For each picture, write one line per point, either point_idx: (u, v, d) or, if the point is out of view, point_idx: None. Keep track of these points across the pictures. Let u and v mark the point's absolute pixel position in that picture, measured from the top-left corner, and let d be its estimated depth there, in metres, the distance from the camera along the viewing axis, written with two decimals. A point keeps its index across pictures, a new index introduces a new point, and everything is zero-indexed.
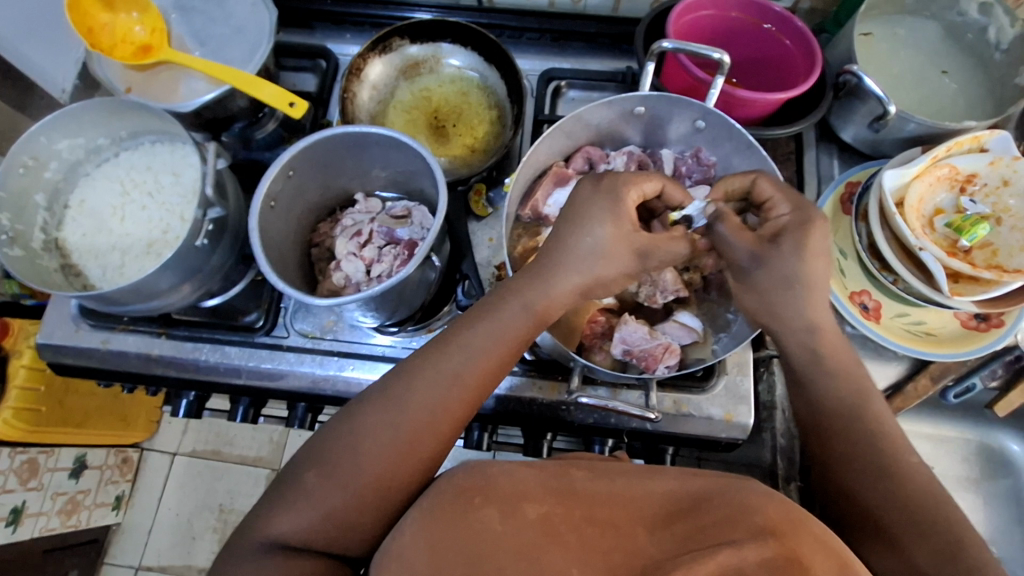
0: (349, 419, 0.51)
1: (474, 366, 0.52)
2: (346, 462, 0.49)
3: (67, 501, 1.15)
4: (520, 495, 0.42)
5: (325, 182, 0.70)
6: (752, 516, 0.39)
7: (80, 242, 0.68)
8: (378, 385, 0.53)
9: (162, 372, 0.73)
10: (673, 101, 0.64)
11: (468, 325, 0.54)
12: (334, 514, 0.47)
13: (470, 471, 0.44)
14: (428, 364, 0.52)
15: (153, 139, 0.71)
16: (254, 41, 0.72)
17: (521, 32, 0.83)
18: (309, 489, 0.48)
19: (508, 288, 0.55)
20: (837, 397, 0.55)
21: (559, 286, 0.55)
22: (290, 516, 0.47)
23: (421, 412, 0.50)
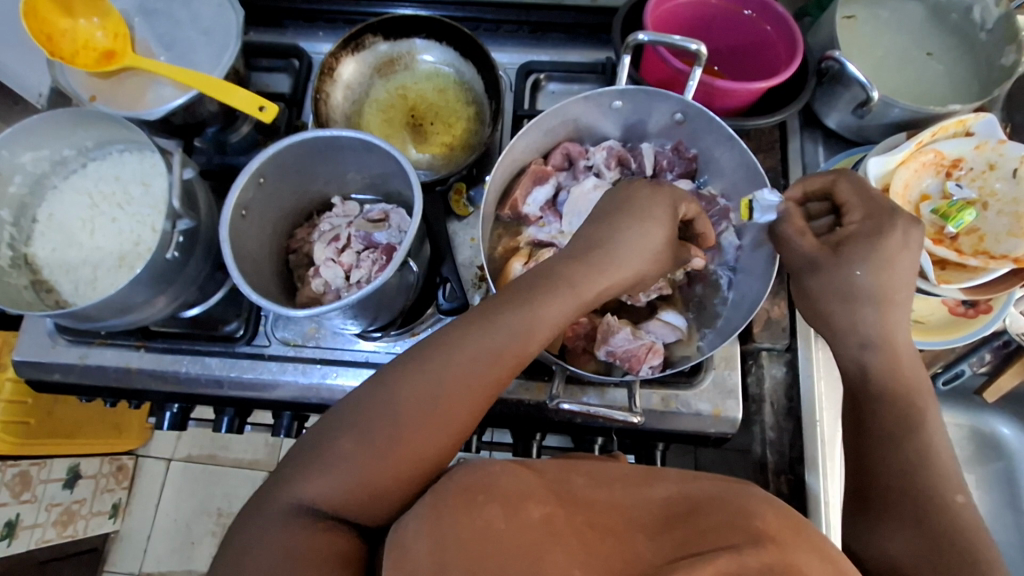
0: (391, 382, 0.45)
1: (520, 338, 0.48)
2: (381, 427, 0.43)
3: (62, 512, 1.14)
4: (523, 495, 0.39)
5: (301, 186, 0.69)
6: (752, 520, 0.38)
7: (51, 257, 0.66)
8: (418, 350, 0.47)
9: (142, 385, 0.72)
10: (651, 94, 0.62)
11: (516, 305, 0.49)
12: (371, 482, 0.42)
13: (471, 469, 0.41)
14: (473, 337, 0.47)
15: (121, 148, 0.70)
16: (220, 44, 0.70)
17: (497, 24, 0.81)
18: (333, 457, 0.43)
19: (552, 274, 0.51)
20: (886, 368, 0.53)
21: (618, 274, 0.52)
22: (316, 483, 0.42)
23: (462, 383, 0.46)
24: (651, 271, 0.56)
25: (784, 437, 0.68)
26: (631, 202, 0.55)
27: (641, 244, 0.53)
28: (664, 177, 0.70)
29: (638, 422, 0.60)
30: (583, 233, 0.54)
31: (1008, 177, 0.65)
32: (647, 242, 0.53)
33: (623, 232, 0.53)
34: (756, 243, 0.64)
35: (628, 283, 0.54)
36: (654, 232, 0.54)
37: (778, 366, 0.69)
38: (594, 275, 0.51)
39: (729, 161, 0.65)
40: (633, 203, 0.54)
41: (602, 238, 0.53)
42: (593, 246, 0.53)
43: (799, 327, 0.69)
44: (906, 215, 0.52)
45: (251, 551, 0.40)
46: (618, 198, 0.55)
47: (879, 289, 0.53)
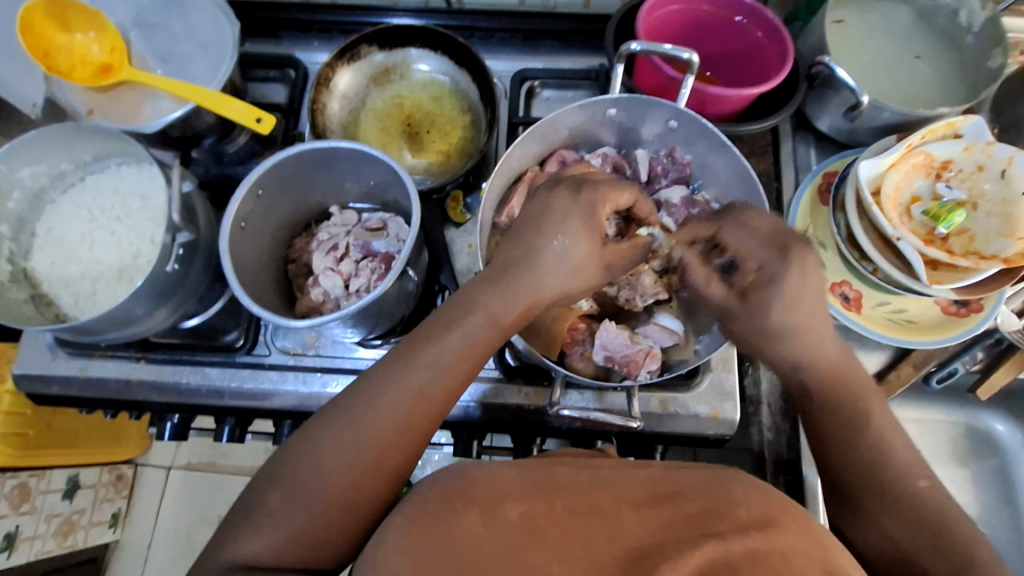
0: (308, 438, 0.47)
1: (435, 376, 0.48)
2: (306, 478, 0.45)
3: (62, 523, 1.13)
4: (501, 496, 0.39)
5: (299, 197, 0.69)
6: (734, 509, 0.39)
7: (50, 271, 0.67)
8: (336, 400, 0.48)
9: (144, 396, 0.72)
10: (643, 102, 0.63)
11: (432, 336, 0.50)
12: (304, 534, 0.44)
13: (454, 475, 0.41)
14: (386, 377, 0.48)
15: (119, 162, 0.70)
16: (218, 57, 0.71)
17: (491, 32, 0.82)
18: (272, 509, 0.44)
19: (462, 300, 0.51)
20: (819, 378, 0.53)
21: (555, 273, 0.52)
22: (254, 541, 0.43)
23: (385, 424, 0.46)
24: (573, 290, 0.54)
25: (781, 437, 0.70)
26: (547, 217, 0.53)
27: (556, 260, 0.52)
28: (658, 184, 0.71)
29: (637, 426, 0.60)
30: (501, 254, 0.54)
31: (996, 178, 0.66)
32: (558, 264, 0.52)
33: (542, 254, 0.52)
34: None
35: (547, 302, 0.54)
36: (572, 250, 0.52)
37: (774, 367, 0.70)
38: (512, 298, 0.51)
39: (722, 166, 0.66)
40: (554, 213, 0.53)
41: (516, 258, 0.52)
42: (509, 267, 0.52)
43: None
44: (799, 238, 0.51)
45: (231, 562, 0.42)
46: (537, 212, 0.54)
47: (794, 324, 0.51)
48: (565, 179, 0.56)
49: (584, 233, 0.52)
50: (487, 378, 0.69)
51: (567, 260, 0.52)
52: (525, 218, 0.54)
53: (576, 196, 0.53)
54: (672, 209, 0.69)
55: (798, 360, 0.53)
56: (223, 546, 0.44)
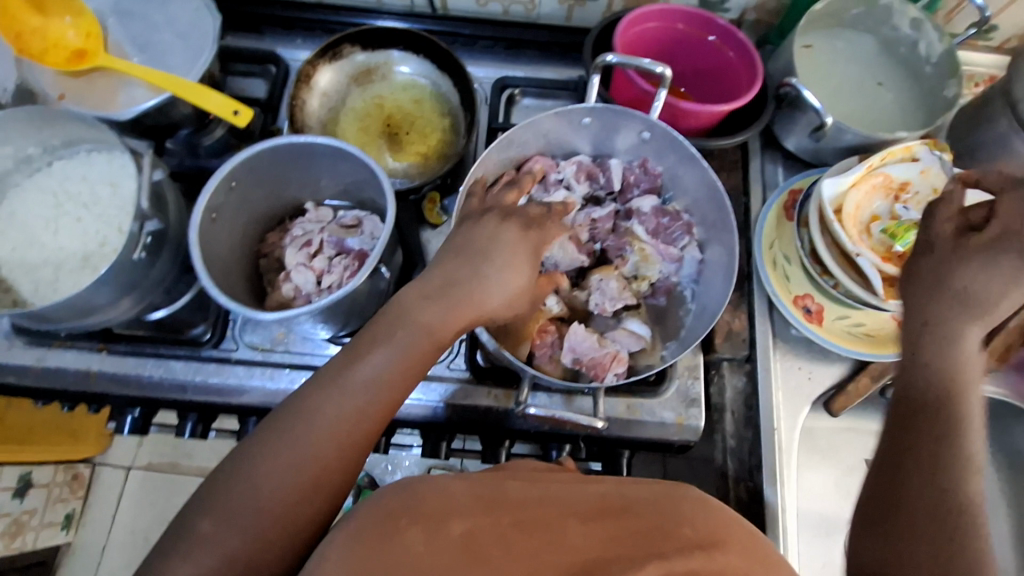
0: (243, 458, 0.45)
1: (379, 384, 0.49)
2: (243, 500, 0.44)
3: None
4: (446, 513, 0.40)
5: (273, 192, 0.69)
6: (680, 528, 0.40)
7: (10, 257, 0.65)
8: (269, 419, 0.47)
9: (103, 389, 0.70)
10: (617, 112, 0.65)
11: (366, 351, 0.50)
12: (238, 560, 0.42)
13: (402, 490, 0.41)
14: (327, 390, 0.48)
15: (89, 148, 0.69)
16: (196, 48, 0.70)
17: (474, 39, 0.83)
18: (202, 536, 0.42)
19: (400, 310, 0.52)
20: (936, 378, 0.46)
21: (493, 288, 0.55)
22: (185, 565, 0.41)
23: (324, 441, 0.46)
24: (505, 311, 0.57)
25: (743, 445, 0.71)
26: (493, 246, 0.56)
27: (501, 284, 0.55)
28: (631, 193, 0.72)
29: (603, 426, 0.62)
30: (437, 271, 0.55)
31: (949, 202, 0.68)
32: (489, 284, 0.54)
33: (483, 275, 0.54)
34: (721, 258, 0.66)
35: (491, 316, 0.56)
36: (513, 279, 0.56)
37: (738, 376, 0.73)
38: (451, 316, 0.53)
39: (692, 179, 0.68)
40: (498, 245, 0.56)
41: (458, 277, 0.54)
42: (447, 287, 0.53)
43: (758, 340, 0.73)
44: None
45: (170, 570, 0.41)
46: (483, 237, 0.56)
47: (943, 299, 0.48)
48: (496, 207, 0.60)
49: (529, 263, 0.57)
50: (456, 380, 0.69)
51: (503, 281, 0.55)
52: (466, 244, 0.56)
53: (524, 231, 0.58)
54: (643, 218, 0.70)
55: (925, 337, 0.48)
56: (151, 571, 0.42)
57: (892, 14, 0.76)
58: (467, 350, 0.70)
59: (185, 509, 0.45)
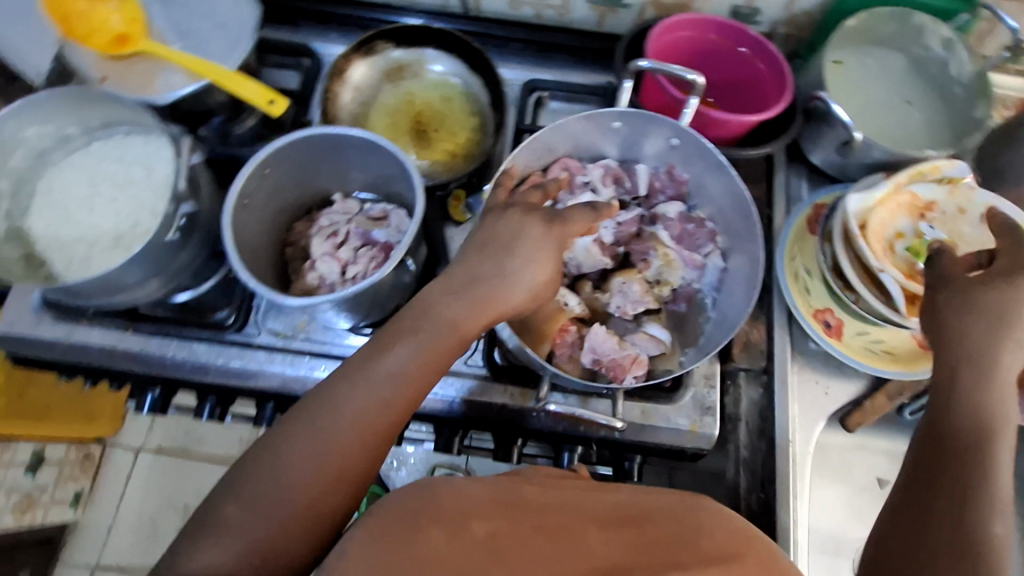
0: (269, 447, 0.47)
1: (403, 378, 0.51)
2: (270, 487, 0.45)
3: (20, 499, 1.19)
4: (467, 513, 0.41)
5: (303, 182, 0.70)
6: (700, 539, 0.42)
7: (46, 233, 0.66)
8: (293, 410, 0.49)
9: (126, 368, 0.72)
10: (647, 117, 0.65)
11: (391, 344, 0.52)
12: (263, 548, 0.44)
13: (419, 488, 0.43)
14: (351, 380, 0.50)
15: (126, 130, 0.71)
16: (235, 37, 0.72)
17: (505, 41, 0.84)
18: (228, 521, 0.44)
19: (425, 306, 0.54)
20: (970, 418, 0.49)
21: (518, 284, 0.57)
22: (214, 547, 0.43)
23: (348, 431, 0.48)
24: (528, 306, 0.59)
25: (757, 456, 0.71)
26: (518, 241, 0.57)
27: (525, 282, 0.57)
28: (656, 199, 0.73)
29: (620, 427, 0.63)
30: (461, 267, 0.56)
31: (975, 222, 0.69)
32: (513, 281, 0.56)
33: (508, 274, 0.56)
34: (744, 267, 0.66)
35: (512, 312, 0.57)
36: (538, 272, 0.57)
37: (754, 387, 0.72)
38: (476, 312, 0.55)
39: (718, 188, 0.68)
40: (523, 241, 0.57)
41: (481, 274, 0.56)
42: (473, 282, 0.55)
43: (777, 352, 0.73)
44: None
45: (200, 550, 0.43)
46: (507, 235, 0.57)
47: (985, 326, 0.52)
48: (519, 202, 0.60)
49: (553, 260, 0.58)
50: (474, 376, 0.70)
51: (525, 277, 0.57)
52: (490, 241, 0.57)
53: (548, 228, 0.58)
54: (668, 223, 0.71)
55: (959, 381, 0.51)
56: (178, 556, 0.43)
57: (924, 33, 0.76)
58: (485, 347, 0.70)
59: (212, 494, 0.47)
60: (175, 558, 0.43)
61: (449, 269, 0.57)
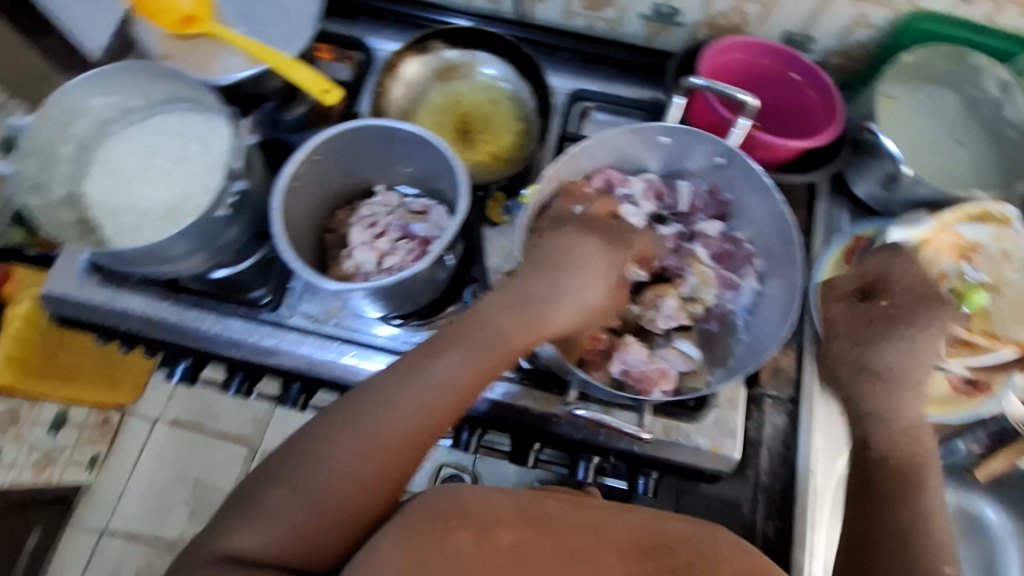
0: (317, 440, 0.50)
1: (451, 386, 0.53)
2: (313, 478, 0.48)
3: (41, 456, 1.26)
4: (494, 521, 0.47)
5: (349, 171, 0.72)
6: (718, 565, 0.48)
7: (101, 199, 0.69)
8: (341, 405, 0.52)
9: (161, 337, 0.74)
10: (696, 135, 0.65)
11: (443, 351, 0.54)
12: (305, 531, 0.47)
13: (449, 494, 0.48)
14: (402, 384, 0.52)
15: (186, 107, 0.73)
16: (296, 26, 0.74)
17: (555, 50, 0.85)
18: (272, 505, 0.47)
19: (479, 316, 0.57)
20: (889, 445, 0.58)
21: (571, 304, 0.59)
22: (257, 530, 0.46)
23: (394, 432, 0.51)
24: (577, 328, 0.61)
25: (776, 483, 0.70)
26: (573, 264, 0.60)
27: (577, 302, 0.59)
28: (696, 218, 0.73)
29: (646, 438, 0.65)
30: (516, 281, 0.59)
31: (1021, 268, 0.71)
32: (568, 300, 0.59)
33: (561, 292, 0.59)
34: (780, 292, 0.66)
35: (561, 332, 0.59)
36: (590, 294, 0.60)
37: (779, 414, 0.71)
38: (528, 327, 0.57)
39: (761, 211, 0.68)
40: (580, 261, 0.60)
41: (540, 289, 0.58)
42: (528, 299, 0.58)
43: (806, 381, 0.72)
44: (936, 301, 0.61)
45: (242, 529, 0.47)
46: (561, 254, 0.61)
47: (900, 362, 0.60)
48: (574, 220, 0.65)
49: (605, 285, 0.61)
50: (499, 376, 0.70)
51: (577, 298, 0.59)
52: (545, 262, 0.60)
53: (602, 248, 0.62)
54: (707, 241, 0.71)
55: (874, 411, 0.60)
56: (224, 533, 0.47)
57: (981, 73, 0.75)
58: None
59: (256, 477, 0.50)
60: (221, 533, 0.47)
61: (506, 283, 0.60)
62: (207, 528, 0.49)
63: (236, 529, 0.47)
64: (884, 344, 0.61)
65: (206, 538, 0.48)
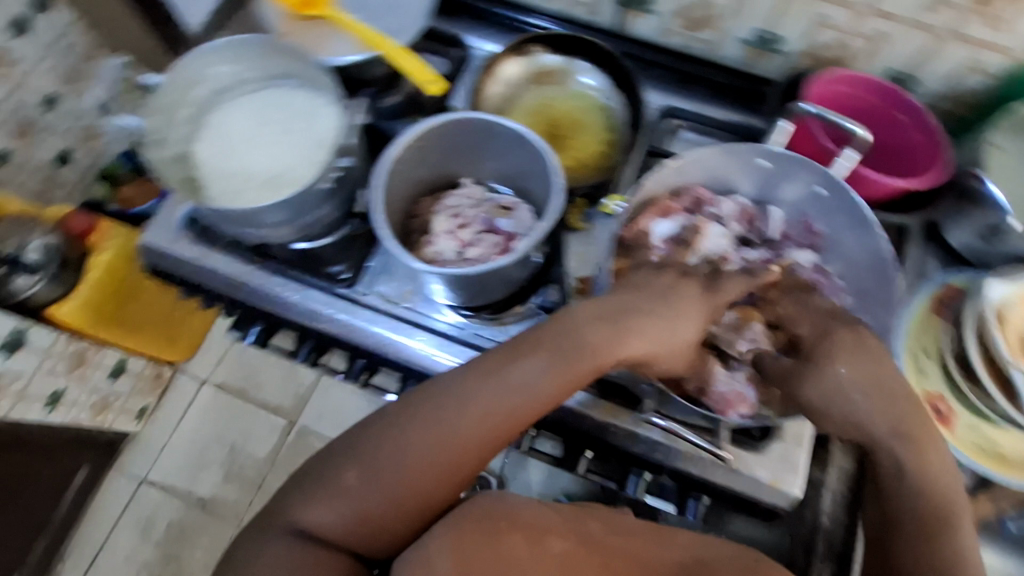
0: (390, 432, 0.54)
1: (527, 397, 0.56)
2: (384, 466, 0.53)
3: (98, 401, 1.36)
4: (544, 531, 0.52)
5: (443, 162, 0.73)
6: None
7: (208, 161, 0.72)
8: (415, 399, 0.56)
9: (242, 298, 0.77)
10: (799, 162, 0.65)
11: (522, 359, 0.56)
12: (373, 515, 0.53)
13: (498, 502, 0.54)
14: (477, 388, 0.55)
15: (295, 84, 0.76)
16: (407, 18, 0.77)
17: (650, 65, 0.86)
18: (344, 486, 0.53)
19: (564, 327, 0.57)
20: (920, 498, 0.55)
21: (668, 334, 0.59)
22: (330, 507, 0.52)
23: (461, 435, 0.54)
24: (666, 358, 0.60)
25: (838, 528, 0.68)
26: (666, 295, 0.60)
27: (669, 330, 0.59)
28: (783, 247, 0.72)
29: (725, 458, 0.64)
30: (611, 297, 0.60)
31: None
32: (663, 328, 0.59)
33: (652, 316, 0.59)
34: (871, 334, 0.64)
35: (648, 356, 0.59)
36: (682, 327, 0.59)
37: (847, 457, 0.69)
38: (614, 345, 0.57)
39: (856, 245, 0.66)
40: (676, 294, 0.60)
41: (630, 307, 0.59)
42: (621, 313, 0.58)
43: None
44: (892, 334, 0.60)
45: (315, 503, 0.53)
46: (660, 285, 0.61)
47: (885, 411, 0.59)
48: (672, 261, 0.64)
49: (698, 321, 0.61)
50: None
51: (669, 327, 0.59)
52: (637, 286, 0.61)
53: (704, 295, 0.62)
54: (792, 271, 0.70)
55: (906, 456, 0.57)
56: (300, 505, 0.53)
57: None
58: None
59: (333, 456, 0.55)
60: (297, 506, 0.53)
61: (599, 297, 0.60)
62: (282, 497, 0.55)
63: (309, 506, 0.53)
64: (815, 374, 0.60)
65: (282, 509, 0.54)
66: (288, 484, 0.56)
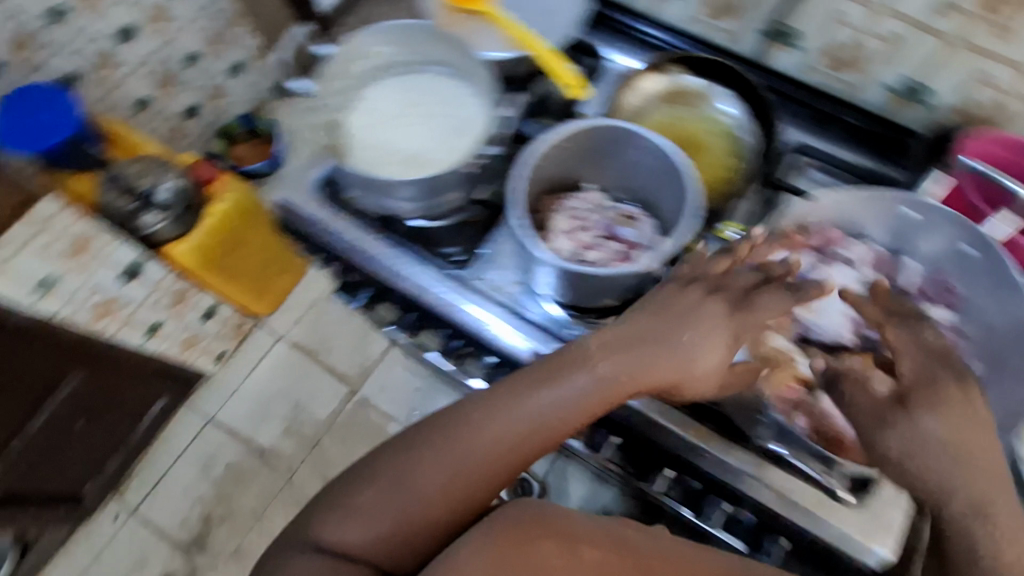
0: (406, 452, 0.57)
1: (544, 417, 0.57)
2: (401, 488, 0.55)
3: (187, 337, 1.46)
4: (580, 539, 0.52)
5: (575, 165, 0.75)
6: None
7: (358, 133, 0.78)
8: (430, 422, 0.59)
9: (354, 265, 0.77)
10: (947, 215, 0.64)
11: (536, 386, 0.58)
12: (391, 536, 0.54)
13: (533, 506, 0.54)
14: (491, 410, 0.57)
15: (442, 73, 0.81)
16: (557, 27, 0.82)
17: (786, 100, 0.86)
18: (362, 505, 0.55)
19: (577, 357, 0.58)
20: None
21: (694, 360, 0.58)
22: (350, 527, 0.54)
23: (476, 455, 0.56)
24: (690, 386, 0.59)
25: None
26: (692, 317, 0.58)
27: (696, 358, 0.57)
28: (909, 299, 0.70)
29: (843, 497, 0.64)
30: (629, 325, 0.59)
31: None
32: (690, 362, 0.58)
33: (677, 346, 0.58)
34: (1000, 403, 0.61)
35: (675, 386, 0.58)
36: (709, 355, 0.58)
37: None
38: (640, 373, 0.57)
39: (998, 309, 0.64)
40: (700, 316, 0.58)
41: (649, 337, 0.58)
42: (638, 343, 0.58)
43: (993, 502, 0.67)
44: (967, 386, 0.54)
45: (337, 522, 0.54)
46: (678, 304, 0.59)
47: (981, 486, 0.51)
48: (704, 278, 0.61)
49: (722, 349, 0.58)
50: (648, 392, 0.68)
51: (696, 357, 0.57)
52: (657, 312, 0.60)
53: (729, 314, 0.58)
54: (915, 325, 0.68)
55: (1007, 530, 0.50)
56: (323, 523, 0.55)
57: None
58: None
59: (353, 477, 0.57)
60: (320, 524, 0.55)
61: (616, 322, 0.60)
62: (307, 515, 0.57)
63: (334, 524, 0.54)
64: (893, 427, 0.54)
65: (303, 527, 0.56)
66: (312, 503, 0.58)
